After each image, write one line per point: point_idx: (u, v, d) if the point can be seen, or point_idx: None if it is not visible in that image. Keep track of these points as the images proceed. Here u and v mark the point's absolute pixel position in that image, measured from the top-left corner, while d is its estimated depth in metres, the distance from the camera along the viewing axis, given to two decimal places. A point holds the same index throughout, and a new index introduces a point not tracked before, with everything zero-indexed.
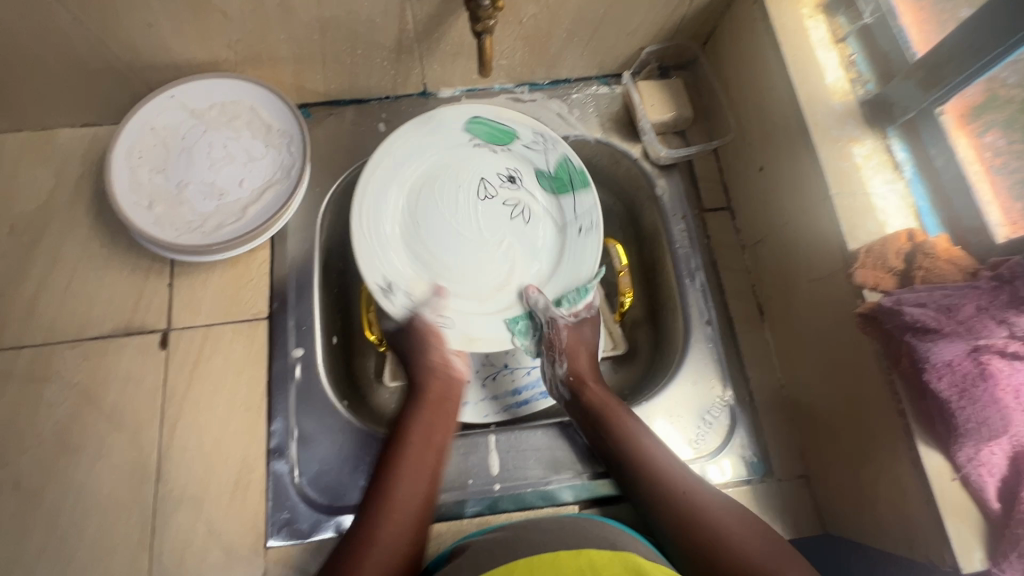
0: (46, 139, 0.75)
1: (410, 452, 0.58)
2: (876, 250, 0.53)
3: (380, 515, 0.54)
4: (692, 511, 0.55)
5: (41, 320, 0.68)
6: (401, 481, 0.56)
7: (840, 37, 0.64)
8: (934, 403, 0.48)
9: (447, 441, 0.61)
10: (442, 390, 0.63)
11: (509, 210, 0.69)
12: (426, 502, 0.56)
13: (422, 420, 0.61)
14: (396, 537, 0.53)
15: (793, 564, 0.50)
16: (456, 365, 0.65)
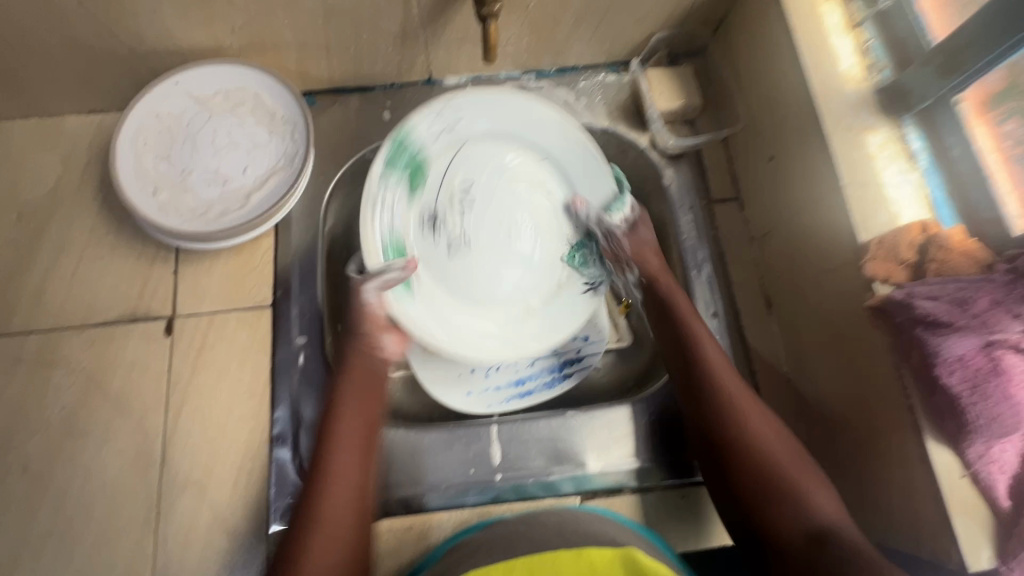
0: (53, 126, 0.75)
1: (337, 431, 0.55)
2: (888, 242, 0.52)
3: (318, 498, 0.51)
4: (744, 413, 0.55)
5: (49, 306, 0.68)
6: (334, 461, 0.53)
7: (856, 22, 0.62)
8: (945, 399, 0.47)
9: (375, 415, 0.57)
10: (365, 365, 0.59)
11: (452, 189, 0.68)
12: (363, 481, 0.54)
13: (350, 396, 0.57)
14: (336, 522, 0.51)
15: (821, 492, 0.51)
16: (386, 344, 0.61)
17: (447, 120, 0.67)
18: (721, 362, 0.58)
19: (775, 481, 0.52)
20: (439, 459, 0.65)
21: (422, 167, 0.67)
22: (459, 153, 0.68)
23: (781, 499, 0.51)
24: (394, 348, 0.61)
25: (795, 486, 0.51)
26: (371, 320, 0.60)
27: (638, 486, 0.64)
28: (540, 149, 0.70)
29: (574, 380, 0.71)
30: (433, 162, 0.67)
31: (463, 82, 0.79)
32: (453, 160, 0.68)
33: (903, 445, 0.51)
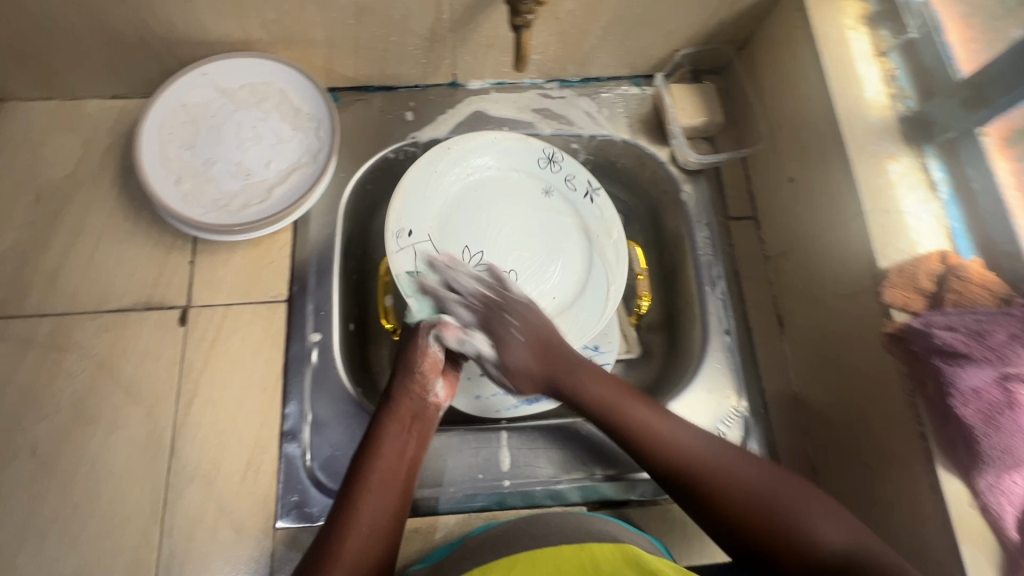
0: (75, 108, 0.75)
1: (376, 470, 0.56)
2: (908, 269, 0.53)
3: (345, 528, 0.52)
4: (699, 456, 0.54)
5: (63, 290, 0.68)
6: (367, 496, 0.54)
7: (882, 50, 0.62)
8: (958, 429, 0.48)
9: (417, 458, 0.59)
10: (415, 409, 0.60)
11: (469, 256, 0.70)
12: (395, 517, 0.55)
13: (395, 433, 0.58)
14: (362, 553, 0.51)
15: (823, 515, 0.50)
16: (434, 389, 0.62)
17: (422, 180, 0.70)
18: (605, 391, 0.60)
19: (776, 505, 0.51)
20: (449, 462, 0.65)
21: (428, 252, 0.68)
22: (443, 229, 0.71)
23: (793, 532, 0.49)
24: (444, 395, 0.63)
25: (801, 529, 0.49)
26: (427, 365, 0.61)
27: (644, 499, 0.65)
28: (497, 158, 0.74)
29: None
30: (433, 241, 0.69)
31: (486, 87, 0.79)
32: (443, 232, 0.70)
33: (913, 474, 0.51)
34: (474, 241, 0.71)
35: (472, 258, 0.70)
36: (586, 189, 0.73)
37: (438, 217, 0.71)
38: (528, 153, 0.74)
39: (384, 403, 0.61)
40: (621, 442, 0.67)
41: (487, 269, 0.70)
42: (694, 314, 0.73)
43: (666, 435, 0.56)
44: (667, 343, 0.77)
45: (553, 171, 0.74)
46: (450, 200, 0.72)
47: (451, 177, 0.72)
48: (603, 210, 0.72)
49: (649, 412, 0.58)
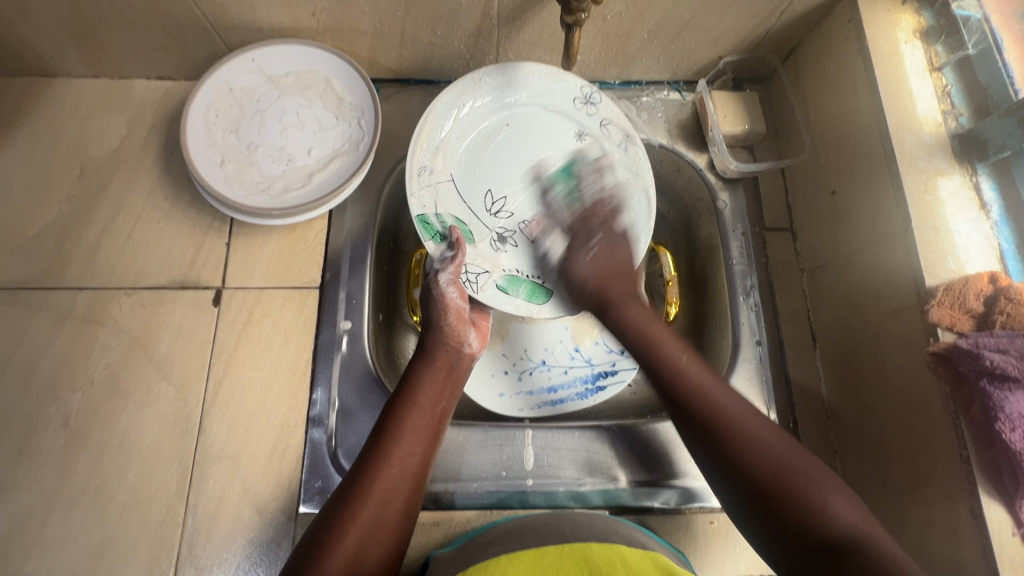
0: (121, 88, 0.76)
1: (412, 412, 0.57)
2: (957, 289, 0.51)
3: (379, 467, 0.53)
4: (738, 423, 0.51)
5: (102, 265, 0.69)
6: (402, 438, 0.55)
7: (936, 66, 0.61)
8: (1004, 454, 0.46)
9: (450, 408, 0.60)
10: (450, 360, 0.62)
11: (490, 203, 0.69)
12: (425, 461, 0.55)
13: (431, 382, 0.60)
14: (393, 491, 0.52)
15: (837, 495, 0.46)
16: (468, 340, 0.64)
17: (437, 107, 0.66)
18: (641, 324, 0.61)
19: (792, 481, 0.47)
20: (472, 458, 0.65)
21: (447, 196, 0.67)
22: (466, 171, 0.68)
23: (801, 502, 0.45)
24: (476, 345, 0.65)
25: (803, 482, 0.47)
26: (458, 318, 0.63)
27: (667, 506, 0.64)
28: (531, 89, 0.69)
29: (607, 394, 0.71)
30: (454, 181, 0.68)
31: None
32: (467, 176, 0.68)
33: (952, 496, 0.50)
34: (497, 188, 0.69)
35: (491, 206, 0.69)
36: (621, 139, 0.70)
37: (462, 157, 0.68)
38: (567, 90, 0.69)
39: (421, 354, 0.63)
40: (647, 447, 0.66)
41: (506, 219, 0.69)
42: (725, 323, 0.72)
43: (710, 392, 0.54)
44: (693, 352, 0.76)
45: (589, 113, 0.70)
46: (472, 137, 0.69)
47: (478, 113, 0.69)
48: (634, 163, 0.69)
49: (699, 368, 0.56)
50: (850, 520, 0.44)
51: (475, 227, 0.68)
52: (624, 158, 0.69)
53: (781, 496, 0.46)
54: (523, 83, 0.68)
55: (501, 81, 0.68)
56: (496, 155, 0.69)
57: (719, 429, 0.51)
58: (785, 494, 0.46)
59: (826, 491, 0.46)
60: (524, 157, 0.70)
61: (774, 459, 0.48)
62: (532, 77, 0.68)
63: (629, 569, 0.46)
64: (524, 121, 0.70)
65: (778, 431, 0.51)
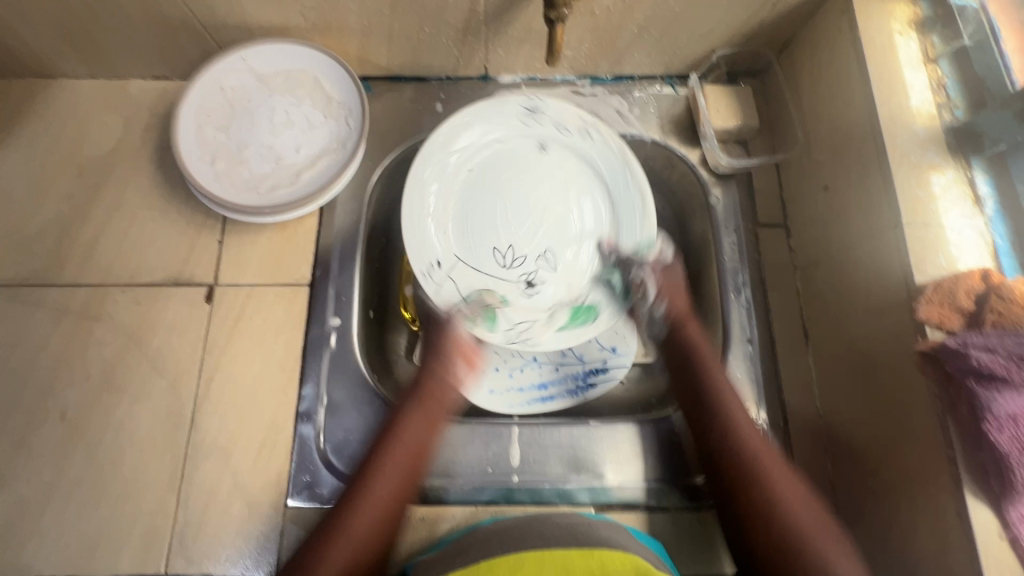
0: (118, 88, 0.77)
1: (394, 449, 0.58)
2: (946, 286, 0.50)
3: (354, 506, 0.55)
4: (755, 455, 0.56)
5: (98, 262, 0.70)
6: (379, 477, 0.56)
7: (931, 57, 0.60)
8: (990, 455, 0.45)
9: (433, 442, 0.60)
10: (440, 393, 0.62)
11: (501, 258, 0.70)
12: (402, 498, 0.56)
13: (417, 416, 0.60)
14: (366, 530, 0.54)
15: (780, 477, 0.55)
16: (460, 372, 0.64)
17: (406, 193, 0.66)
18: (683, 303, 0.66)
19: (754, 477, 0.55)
20: (459, 454, 0.66)
21: (466, 271, 0.69)
22: (468, 235, 0.69)
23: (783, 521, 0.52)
24: (466, 375, 0.65)
25: (765, 476, 0.55)
26: (453, 348, 0.64)
27: (653, 505, 0.64)
28: (476, 132, 0.70)
29: (597, 391, 0.71)
30: (461, 257, 0.69)
31: (517, 81, 0.78)
32: (472, 242, 0.69)
33: (939, 498, 0.49)
34: (501, 241, 0.70)
35: (505, 261, 0.70)
36: (581, 127, 0.69)
37: (460, 220, 0.69)
38: (512, 108, 0.69)
39: (411, 386, 0.63)
40: (635, 446, 0.66)
41: (523, 266, 0.70)
42: (715, 320, 0.71)
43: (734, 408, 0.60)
44: None
45: (540, 122, 0.70)
46: (457, 202, 0.69)
47: (450, 176, 0.69)
48: (610, 143, 0.69)
49: (713, 356, 0.64)
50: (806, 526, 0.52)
51: (500, 287, 0.69)
52: (608, 161, 0.69)
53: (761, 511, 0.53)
54: (471, 125, 0.69)
55: (450, 136, 0.68)
56: (484, 224, 0.70)
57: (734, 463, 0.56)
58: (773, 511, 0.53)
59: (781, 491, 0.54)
60: (511, 205, 0.70)
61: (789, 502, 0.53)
62: (477, 113, 0.68)
63: (602, 572, 0.46)
64: (486, 165, 0.70)
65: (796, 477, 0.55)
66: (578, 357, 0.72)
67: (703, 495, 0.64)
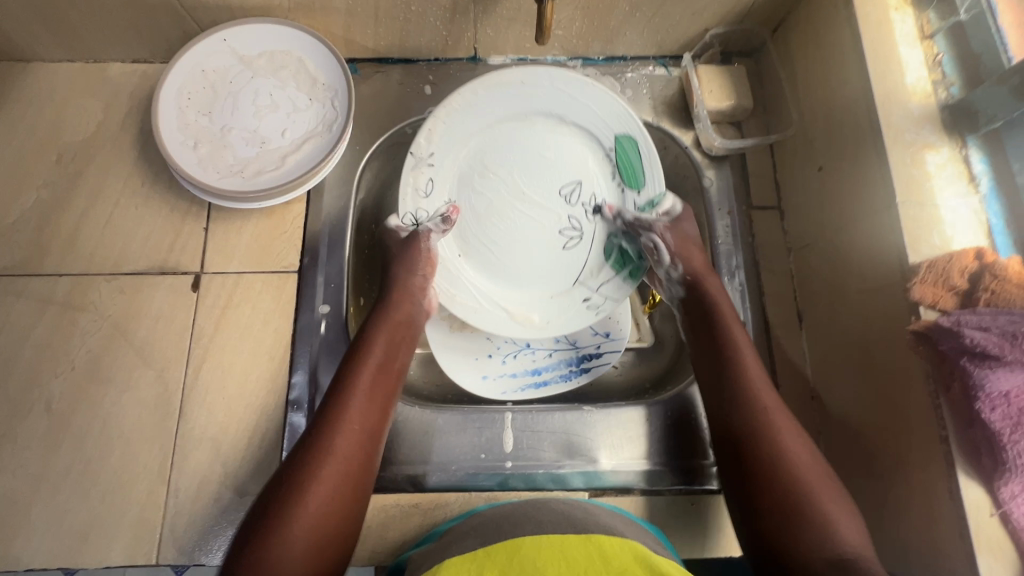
0: (97, 71, 0.75)
1: (365, 371, 0.58)
2: (940, 265, 0.50)
3: (337, 422, 0.54)
4: (764, 415, 0.54)
5: (81, 251, 0.69)
6: (354, 397, 0.56)
7: (927, 33, 0.59)
8: (983, 434, 0.45)
9: (405, 365, 0.61)
10: (410, 315, 0.63)
11: (569, 237, 0.66)
12: (380, 418, 0.57)
13: (385, 338, 0.61)
14: (350, 452, 0.53)
15: (794, 437, 0.53)
16: (431, 297, 0.65)
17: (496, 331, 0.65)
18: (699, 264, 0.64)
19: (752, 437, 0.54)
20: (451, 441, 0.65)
21: (592, 275, 0.66)
22: (545, 275, 0.66)
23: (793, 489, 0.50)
24: (437, 303, 0.66)
25: (776, 437, 0.53)
26: (427, 262, 0.64)
27: (647, 488, 0.63)
28: (447, 266, 0.66)
29: (591, 376, 0.70)
30: (550, 291, 0.67)
31: (508, 62, 0.77)
32: (552, 261, 0.66)
33: (932, 477, 0.49)
34: (558, 242, 0.66)
35: (569, 236, 0.66)
36: (431, 134, 0.65)
37: (536, 275, 0.66)
38: (406, 221, 0.65)
39: (377, 310, 0.63)
40: (629, 430, 0.66)
41: (573, 221, 0.66)
42: None
43: (756, 376, 0.57)
44: (680, 333, 0.75)
45: (430, 185, 0.66)
46: (506, 279, 0.66)
47: (489, 283, 0.66)
48: (463, 102, 0.64)
49: (743, 334, 0.60)
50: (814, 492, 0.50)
51: (602, 248, 0.66)
52: (483, 106, 0.65)
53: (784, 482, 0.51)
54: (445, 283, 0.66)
55: (455, 301, 0.65)
56: (531, 267, 0.66)
57: (752, 422, 0.54)
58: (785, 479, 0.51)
59: (787, 439, 0.53)
60: (511, 235, 0.66)
61: (802, 460, 0.52)
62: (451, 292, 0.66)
63: (606, 562, 0.44)
64: (475, 260, 0.66)
65: (805, 440, 0.54)
66: (572, 343, 0.71)
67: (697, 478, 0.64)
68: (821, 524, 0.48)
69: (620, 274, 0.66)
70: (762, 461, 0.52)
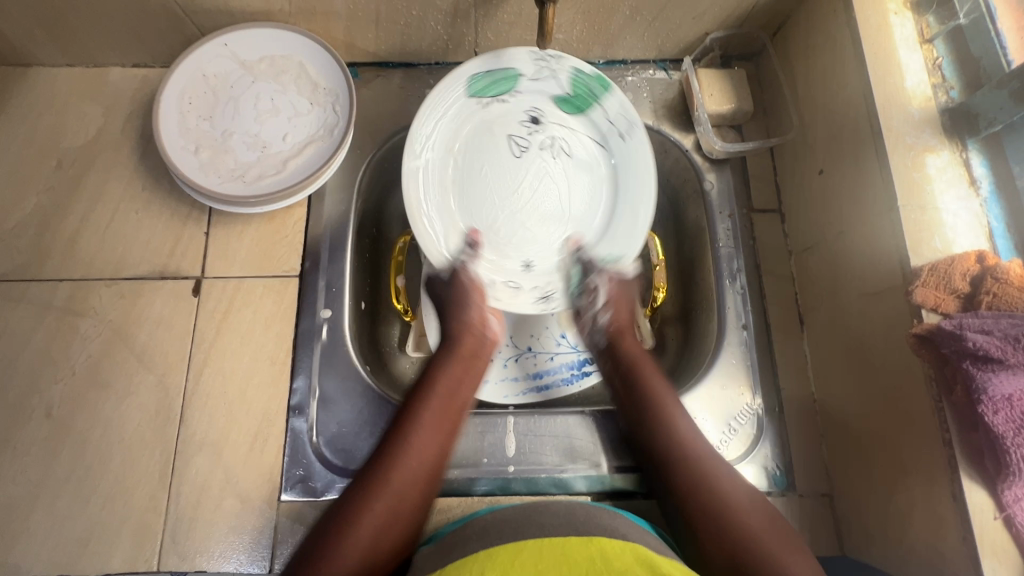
0: (97, 76, 0.75)
1: (432, 399, 0.57)
2: (941, 269, 0.50)
3: (399, 453, 0.53)
4: (677, 445, 0.55)
5: (81, 256, 0.69)
6: (421, 428, 0.55)
7: (927, 37, 0.59)
8: (986, 437, 0.45)
9: (470, 393, 0.60)
10: (473, 344, 0.63)
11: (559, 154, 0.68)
12: (441, 455, 0.55)
13: (453, 368, 0.60)
14: (408, 483, 0.51)
15: (721, 475, 0.53)
16: (491, 327, 0.65)
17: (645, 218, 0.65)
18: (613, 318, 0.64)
19: (674, 459, 0.54)
20: (454, 445, 0.65)
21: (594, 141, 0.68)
22: (587, 173, 0.68)
23: (725, 523, 0.49)
24: (498, 327, 0.66)
25: (708, 478, 0.52)
26: (481, 297, 0.64)
27: (649, 492, 0.63)
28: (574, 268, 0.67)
29: (593, 380, 0.71)
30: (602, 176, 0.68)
31: None
32: (573, 161, 0.68)
33: (935, 480, 0.49)
34: (563, 162, 0.68)
35: (550, 154, 0.68)
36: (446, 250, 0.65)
37: (592, 178, 0.68)
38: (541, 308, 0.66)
39: (443, 345, 0.62)
40: None
41: (530, 152, 0.67)
42: (710, 305, 0.71)
43: (663, 399, 0.58)
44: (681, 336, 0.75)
45: (508, 283, 0.66)
46: (593, 201, 0.68)
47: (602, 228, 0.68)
48: (420, 195, 0.64)
49: (651, 361, 0.61)
50: (752, 519, 0.49)
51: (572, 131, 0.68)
52: (440, 181, 0.66)
53: (700, 520, 0.50)
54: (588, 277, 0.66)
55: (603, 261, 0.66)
56: (577, 200, 0.68)
57: (674, 454, 0.55)
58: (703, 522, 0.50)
59: (715, 478, 0.52)
60: (547, 203, 0.67)
61: (736, 501, 0.51)
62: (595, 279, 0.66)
63: (608, 564, 0.44)
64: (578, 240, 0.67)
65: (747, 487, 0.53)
66: (573, 347, 0.72)
67: None
68: (721, 505, 0.50)
69: (587, 107, 0.68)
70: (686, 479, 0.53)
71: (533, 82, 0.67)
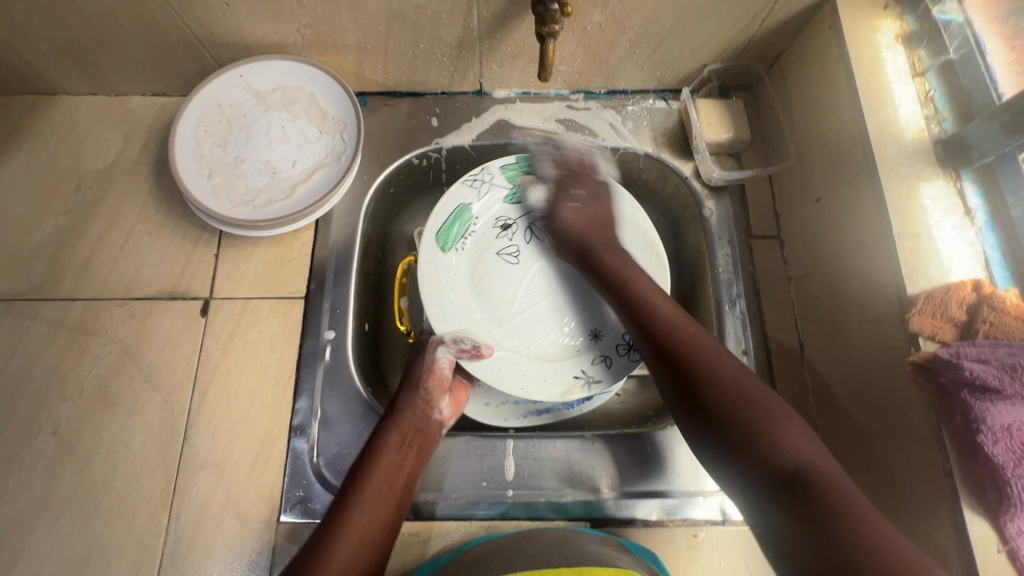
0: (118, 104, 0.78)
1: (376, 477, 0.57)
2: (938, 297, 0.50)
3: (337, 536, 0.53)
4: (681, 336, 0.56)
5: (94, 276, 0.71)
6: (362, 503, 0.55)
7: (919, 70, 0.61)
8: (986, 467, 0.45)
9: (417, 471, 0.60)
10: (417, 423, 0.62)
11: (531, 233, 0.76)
12: (387, 529, 0.55)
13: (395, 446, 0.60)
14: (352, 560, 0.52)
15: (794, 430, 0.50)
16: (439, 407, 0.64)
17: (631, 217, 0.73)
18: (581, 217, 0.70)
19: (677, 347, 0.56)
20: (453, 468, 0.65)
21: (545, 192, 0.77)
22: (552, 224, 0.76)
23: (706, 375, 0.53)
24: (448, 412, 0.65)
25: (710, 362, 0.54)
26: (435, 382, 0.64)
27: (649, 519, 0.63)
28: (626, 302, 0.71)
29: (593, 404, 0.69)
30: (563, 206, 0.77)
31: (512, 96, 0.79)
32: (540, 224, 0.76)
33: (937, 511, 0.49)
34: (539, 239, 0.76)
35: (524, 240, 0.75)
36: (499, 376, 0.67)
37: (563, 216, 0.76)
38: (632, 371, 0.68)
39: (388, 414, 0.62)
40: (630, 459, 0.65)
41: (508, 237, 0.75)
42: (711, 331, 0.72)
43: (656, 303, 0.60)
44: None
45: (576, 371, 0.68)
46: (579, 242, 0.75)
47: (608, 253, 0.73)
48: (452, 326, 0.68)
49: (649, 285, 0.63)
50: (728, 392, 0.52)
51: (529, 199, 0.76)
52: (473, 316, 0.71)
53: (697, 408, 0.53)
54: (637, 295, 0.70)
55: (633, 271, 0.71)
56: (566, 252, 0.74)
57: (676, 356, 0.55)
58: (731, 413, 0.51)
59: (717, 364, 0.54)
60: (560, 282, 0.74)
61: (792, 434, 0.50)
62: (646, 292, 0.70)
63: None
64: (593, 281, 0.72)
65: (741, 367, 0.55)
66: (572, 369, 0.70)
67: (699, 509, 0.63)
68: (716, 380, 0.53)
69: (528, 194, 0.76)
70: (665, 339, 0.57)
71: (482, 201, 0.74)
